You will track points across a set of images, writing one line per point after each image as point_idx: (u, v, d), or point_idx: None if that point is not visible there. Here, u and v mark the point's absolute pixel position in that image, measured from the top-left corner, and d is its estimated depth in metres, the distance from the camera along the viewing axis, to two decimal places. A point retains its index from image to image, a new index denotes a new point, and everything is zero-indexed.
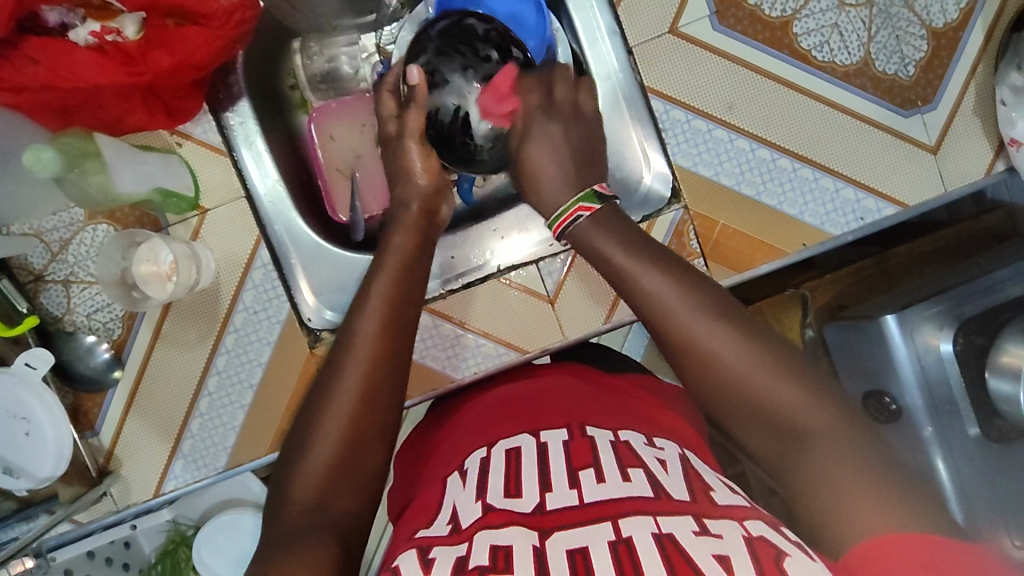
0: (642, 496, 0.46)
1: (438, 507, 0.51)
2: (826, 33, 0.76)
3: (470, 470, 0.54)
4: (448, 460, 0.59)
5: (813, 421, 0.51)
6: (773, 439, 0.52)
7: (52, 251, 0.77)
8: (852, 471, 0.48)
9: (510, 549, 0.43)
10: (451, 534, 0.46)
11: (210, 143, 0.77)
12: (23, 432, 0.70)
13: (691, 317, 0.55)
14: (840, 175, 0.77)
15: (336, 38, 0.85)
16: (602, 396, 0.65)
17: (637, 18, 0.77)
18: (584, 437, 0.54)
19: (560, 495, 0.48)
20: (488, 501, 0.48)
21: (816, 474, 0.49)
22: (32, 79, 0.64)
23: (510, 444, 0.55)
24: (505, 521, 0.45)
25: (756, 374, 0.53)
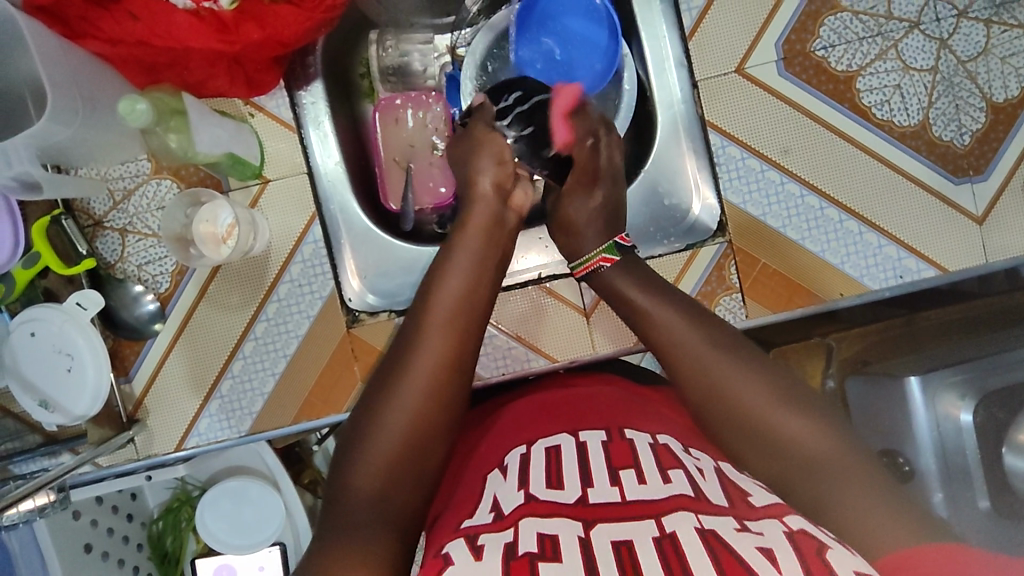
0: (684, 495, 0.51)
1: (481, 498, 0.56)
2: (888, 92, 0.78)
3: (511, 465, 0.59)
4: (486, 462, 0.63)
5: (820, 444, 0.54)
6: (784, 465, 0.54)
7: (115, 200, 0.79)
8: (863, 489, 0.51)
9: (557, 537, 0.47)
10: (495, 521, 0.51)
11: (281, 118, 0.80)
12: (65, 368, 0.72)
13: (694, 346, 0.60)
14: (885, 232, 0.78)
15: (412, 35, 0.88)
16: (634, 403, 0.69)
17: (707, 54, 0.79)
18: (622, 440, 0.59)
19: (602, 490, 0.53)
20: (532, 490, 0.53)
21: (828, 495, 0.51)
22: (128, 33, 0.66)
23: (550, 443, 0.61)
24: (550, 512, 0.50)
25: (761, 400, 0.56)
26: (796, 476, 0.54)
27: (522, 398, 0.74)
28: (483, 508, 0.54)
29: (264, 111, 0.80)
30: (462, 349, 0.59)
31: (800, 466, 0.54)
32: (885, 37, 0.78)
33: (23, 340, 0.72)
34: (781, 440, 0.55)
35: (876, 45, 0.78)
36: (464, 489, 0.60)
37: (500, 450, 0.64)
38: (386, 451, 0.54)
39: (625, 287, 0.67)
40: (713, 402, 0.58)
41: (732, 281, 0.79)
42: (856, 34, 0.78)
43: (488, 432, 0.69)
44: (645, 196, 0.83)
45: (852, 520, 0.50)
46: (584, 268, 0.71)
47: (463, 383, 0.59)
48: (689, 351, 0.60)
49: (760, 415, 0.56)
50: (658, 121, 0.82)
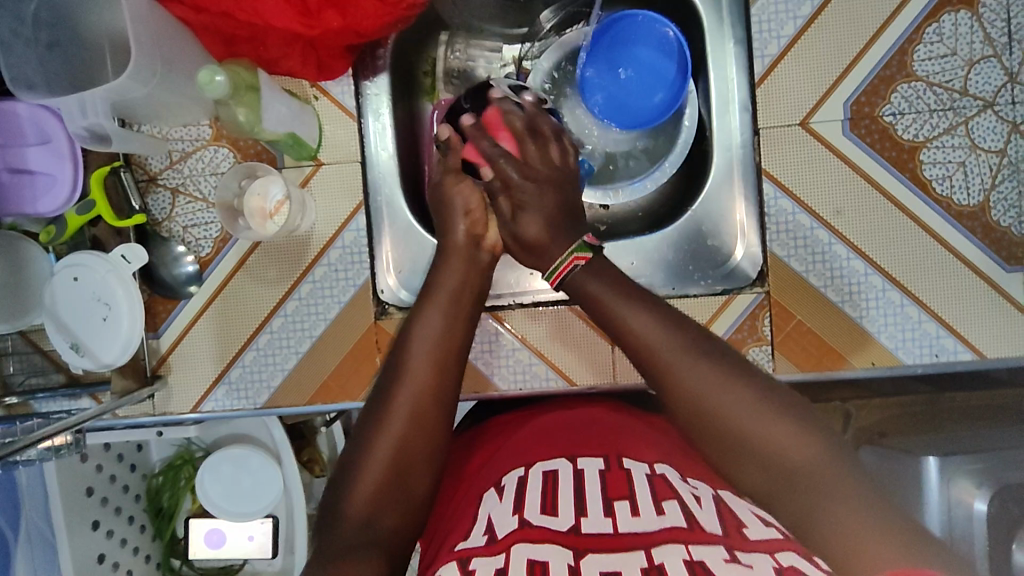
0: (676, 527, 0.53)
1: (474, 520, 0.57)
2: (951, 168, 0.77)
3: (506, 487, 0.60)
4: (481, 487, 0.64)
5: (803, 460, 0.55)
6: (774, 481, 0.56)
7: (172, 160, 0.81)
8: (849, 501, 0.53)
9: (547, 563, 0.48)
10: (486, 545, 0.52)
11: (343, 105, 0.81)
12: (101, 316, 0.74)
13: (682, 363, 0.60)
14: (927, 307, 0.77)
15: (483, 42, 0.88)
16: (639, 429, 0.71)
17: (772, 102, 0.78)
18: (619, 469, 0.61)
19: (595, 521, 0.54)
20: (525, 515, 0.54)
21: (818, 513, 0.53)
22: (214, 4, 0.68)
23: (547, 465, 0.62)
24: (541, 538, 0.51)
25: (751, 418, 0.57)
26: (783, 488, 0.56)
27: (532, 415, 0.75)
28: (476, 530, 0.55)
29: (328, 96, 0.82)
30: (448, 371, 0.64)
31: (781, 481, 0.56)
32: (956, 113, 0.77)
33: (66, 284, 0.74)
34: (767, 456, 0.56)
35: (946, 120, 0.77)
36: (458, 513, 0.61)
37: (499, 472, 0.64)
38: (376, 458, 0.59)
39: (586, 288, 0.67)
40: (694, 419, 0.59)
41: (765, 333, 0.78)
42: (927, 105, 0.77)
43: (497, 451, 0.70)
44: (688, 234, 0.82)
45: (838, 537, 0.52)
46: (561, 271, 0.68)
47: (449, 401, 0.63)
48: (692, 379, 0.59)
49: (746, 431, 0.57)
50: (713, 160, 0.82)
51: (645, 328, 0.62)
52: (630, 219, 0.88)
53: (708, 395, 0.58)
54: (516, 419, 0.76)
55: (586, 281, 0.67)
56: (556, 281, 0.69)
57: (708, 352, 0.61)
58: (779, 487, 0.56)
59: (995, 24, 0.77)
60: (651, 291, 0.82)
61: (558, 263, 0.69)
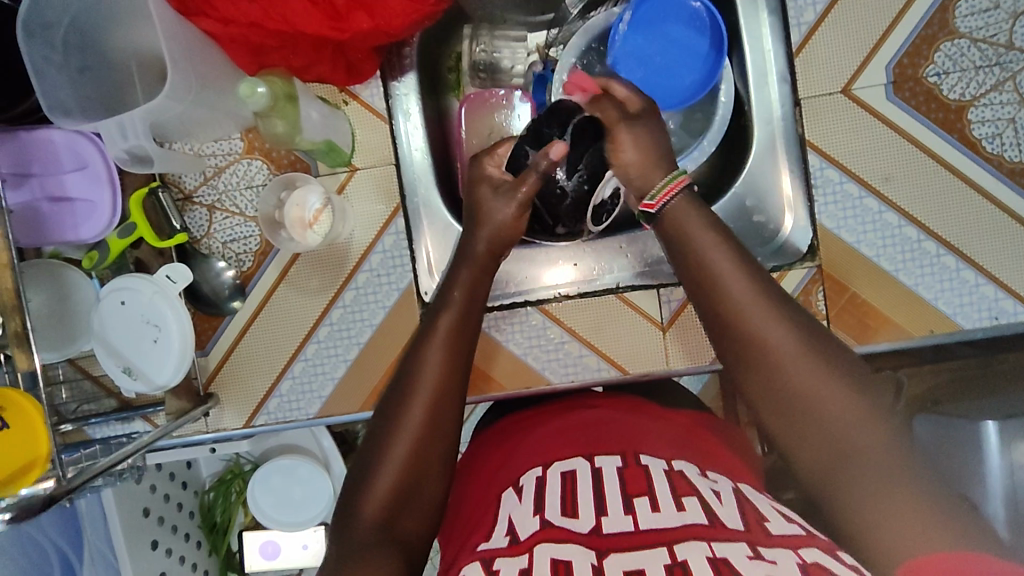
0: (697, 523, 0.50)
1: (496, 519, 0.56)
2: (1001, 125, 0.75)
3: (527, 486, 0.59)
4: (509, 476, 0.63)
5: (854, 426, 0.51)
6: (817, 447, 0.52)
7: (206, 176, 0.80)
8: (901, 489, 0.48)
9: (570, 563, 0.48)
10: (509, 545, 0.51)
11: (373, 107, 0.81)
12: (151, 338, 0.73)
13: (740, 292, 0.56)
14: (983, 269, 0.76)
15: (506, 31, 0.87)
16: (652, 426, 0.69)
17: (811, 72, 0.77)
18: (637, 466, 0.60)
19: (615, 519, 0.53)
20: (546, 517, 0.53)
21: (853, 484, 0.50)
22: (244, 15, 0.67)
23: (566, 465, 0.61)
24: (564, 538, 0.50)
25: (817, 384, 0.52)
26: (826, 455, 0.52)
27: (554, 410, 0.74)
28: (499, 530, 0.54)
29: (358, 100, 0.81)
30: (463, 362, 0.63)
31: (833, 454, 0.51)
32: (1003, 68, 0.75)
33: (113, 308, 0.73)
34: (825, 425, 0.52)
35: (992, 76, 0.75)
36: (481, 511, 0.61)
37: (519, 469, 0.64)
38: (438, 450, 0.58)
39: (676, 222, 0.61)
40: (752, 372, 0.55)
41: (818, 308, 0.77)
42: (973, 62, 0.75)
43: (515, 449, 0.68)
44: (732, 212, 0.80)
45: (882, 529, 0.48)
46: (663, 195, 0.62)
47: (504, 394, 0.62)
48: (768, 331, 0.54)
49: (795, 388, 0.53)
50: (754, 135, 0.79)
51: (725, 270, 0.57)
52: None
53: (776, 352, 0.54)
54: (533, 418, 0.74)
55: (686, 212, 0.60)
56: (659, 203, 0.62)
57: (789, 310, 0.55)
58: (826, 468, 0.52)
59: None
60: None
61: (661, 185, 0.62)
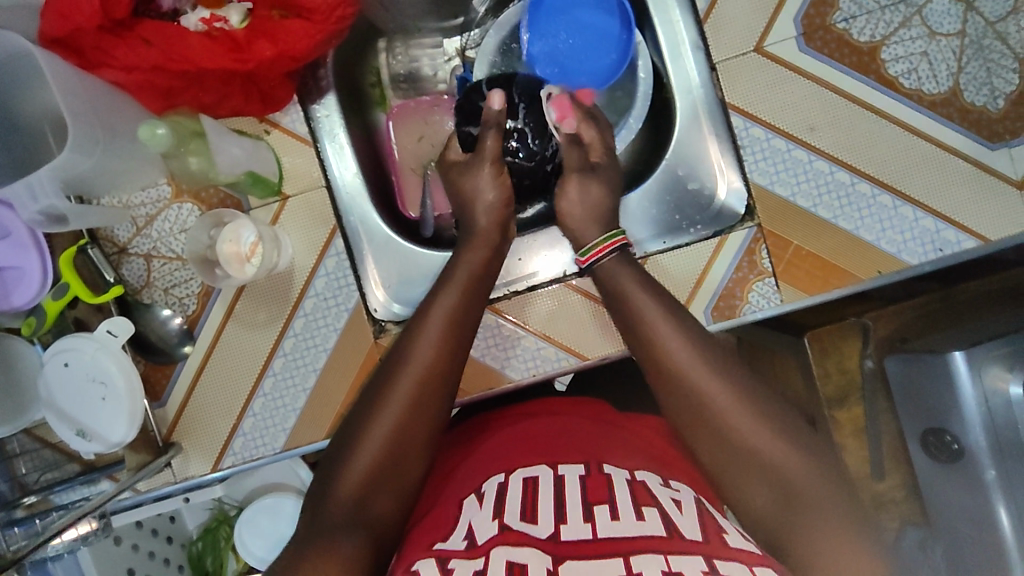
0: (655, 536, 0.51)
1: (453, 524, 0.55)
2: (915, 61, 0.75)
3: (487, 492, 0.58)
4: (468, 482, 0.62)
5: (792, 471, 0.55)
6: (760, 492, 0.55)
7: (138, 226, 0.80)
8: (829, 526, 0.52)
9: (525, 565, 0.47)
10: (467, 548, 0.51)
11: (296, 133, 0.79)
12: (99, 396, 0.72)
13: (693, 362, 0.59)
14: (920, 204, 0.76)
15: (421, 40, 0.88)
16: (614, 436, 0.68)
17: (722, 35, 0.77)
18: (601, 475, 0.59)
19: (574, 527, 0.52)
20: (505, 521, 0.53)
21: (803, 535, 0.52)
22: (145, 59, 0.66)
23: (527, 473, 0.60)
24: (518, 541, 0.50)
25: (758, 436, 0.56)
26: (770, 505, 0.54)
27: (514, 415, 0.73)
28: (456, 534, 0.53)
29: (279, 127, 0.79)
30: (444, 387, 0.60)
31: (776, 501, 0.54)
32: (908, 4, 0.75)
33: (56, 370, 0.72)
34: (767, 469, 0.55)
35: (899, 13, 0.75)
36: (440, 513, 0.58)
37: (479, 475, 0.62)
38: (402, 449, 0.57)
39: (615, 276, 0.67)
40: (702, 431, 0.58)
41: (764, 265, 0.77)
42: (878, 3, 0.76)
43: (477, 455, 0.67)
44: (667, 185, 0.82)
45: None
46: (591, 255, 0.70)
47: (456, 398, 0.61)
48: (712, 394, 0.57)
49: (742, 441, 0.56)
50: (677, 107, 0.81)
51: (674, 347, 0.60)
52: None
53: (722, 412, 0.57)
54: (500, 421, 0.73)
55: (619, 267, 0.68)
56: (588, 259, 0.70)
57: (734, 380, 0.58)
58: (771, 510, 0.54)
59: None
60: (641, 249, 0.80)
61: (597, 242, 0.70)
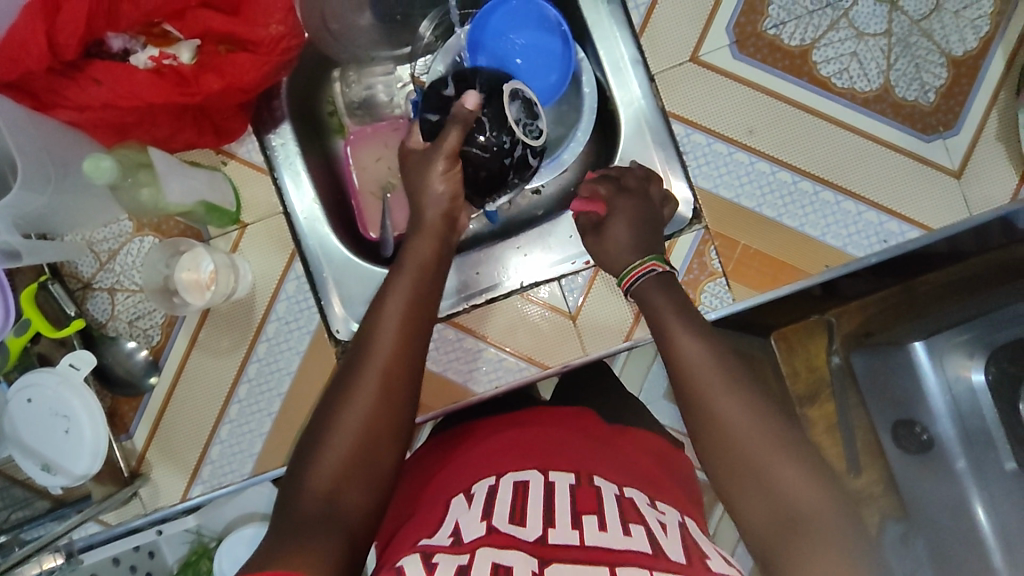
0: (640, 552, 0.46)
1: (440, 521, 0.50)
2: (845, 61, 0.78)
3: (477, 493, 0.52)
4: (452, 485, 0.57)
5: (803, 503, 0.50)
6: (765, 516, 0.51)
7: (101, 261, 0.81)
8: (830, 564, 0.47)
9: (512, 569, 0.43)
10: (451, 544, 0.46)
11: (252, 162, 0.82)
12: (63, 430, 0.73)
13: (711, 373, 0.55)
14: (862, 197, 0.77)
15: (373, 68, 0.90)
16: (606, 448, 0.61)
17: (659, 47, 0.80)
18: (590, 485, 0.53)
19: (562, 533, 0.47)
20: (493, 522, 0.48)
21: (803, 566, 0.48)
22: (95, 99, 0.69)
23: (518, 476, 0.54)
24: (506, 543, 0.45)
25: (772, 454, 0.52)
26: (773, 531, 0.50)
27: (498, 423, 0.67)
28: (442, 531, 0.48)
29: (236, 158, 0.82)
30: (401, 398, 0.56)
31: (779, 526, 0.50)
32: (835, 8, 0.78)
33: (20, 406, 0.73)
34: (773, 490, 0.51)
35: (827, 17, 0.78)
36: (423, 515, 0.53)
37: (465, 481, 0.56)
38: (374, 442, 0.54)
39: (645, 289, 0.64)
40: (718, 451, 0.53)
41: (714, 265, 0.78)
42: (805, 9, 0.79)
43: (461, 463, 0.61)
44: None
45: None
46: (632, 275, 0.66)
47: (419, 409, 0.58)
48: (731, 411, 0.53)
49: (755, 463, 0.52)
50: (621, 119, 0.82)
51: (694, 358, 0.56)
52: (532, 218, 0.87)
53: (736, 427, 0.53)
54: (488, 427, 0.67)
55: (654, 292, 0.63)
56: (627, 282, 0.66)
57: (756, 397, 0.54)
58: (773, 536, 0.50)
59: None
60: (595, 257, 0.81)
61: (637, 264, 0.66)
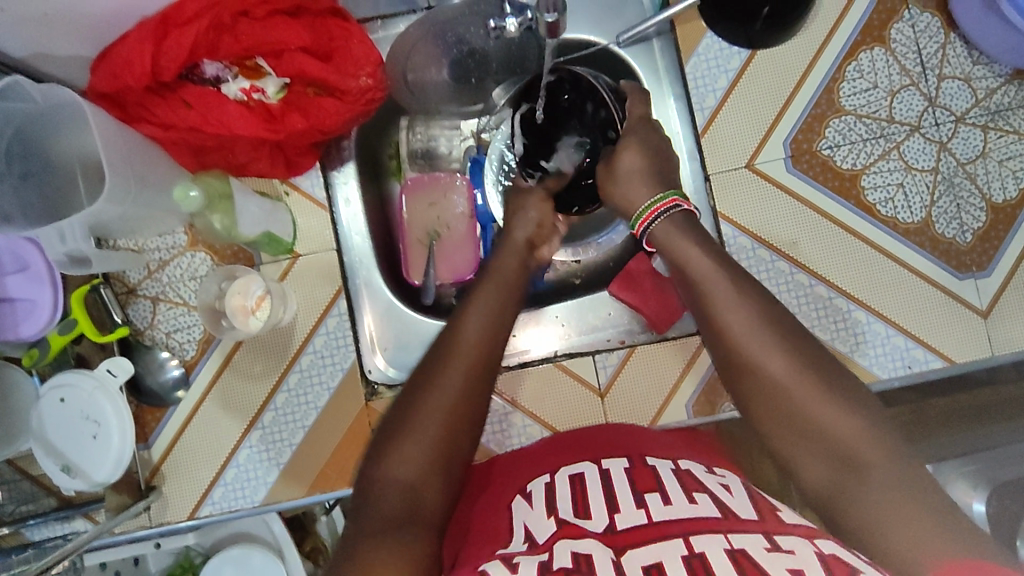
0: (712, 518, 0.49)
1: (507, 529, 0.53)
2: (891, 191, 0.82)
3: (535, 493, 0.57)
4: (508, 490, 0.61)
5: (857, 439, 0.50)
6: (822, 460, 0.51)
7: (150, 270, 0.83)
8: (901, 503, 0.47)
9: (591, 556, 0.45)
10: (529, 547, 0.48)
11: (314, 196, 0.84)
12: (90, 434, 0.73)
13: (744, 326, 0.55)
14: (892, 321, 0.81)
15: (440, 120, 0.93)
16: (653, 442, 0.67)
17: (719, 149, 0.83)
18: (644, 465, 0.59)
19: (628, 515, 0.51)
20: (561, 517, 0.51)
21: (871, 504, 0.48)
22: (183, 121, 0.71)
23: (573, 470, 0.59)
24: (578, 534, 0.48)
25: (825, 404, 0.52)
26: (837, 471, 0.50)
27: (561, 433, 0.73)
28: (516, 539, 0.51)
29: (298, 190, 0.84)
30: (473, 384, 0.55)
31: (850, 479, 0.49)
32: (888, 139, 0.82)
33: (52, 405, 0.74)
34: (831, 451, 0.50)
35: (879, 146, 0.82)
36: (488, 519, 0.57)
37: (522, 480, 0.62)
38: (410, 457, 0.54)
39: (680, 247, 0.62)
40: (767, 404, 0.53)
41: None
42: (860, 136, 0.83)
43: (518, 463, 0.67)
44: None
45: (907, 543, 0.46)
46: (647, 216, 0.65)
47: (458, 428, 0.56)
48: (778, 376, 0.53)
49: (802, 404, 0.52)
50: None
51: (726, 313, 0.56)
52: (567, 286, 0.91)
53: (775, 373, 0.53)
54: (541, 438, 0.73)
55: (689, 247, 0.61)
56: (643, 223, 0.65)
57: (802, 356, 0.54)
58: (839, 478, 0.50)
59: (908, 56, 0.83)
60: (630, 338, 0.85)
61: (648, 207, 0.66)
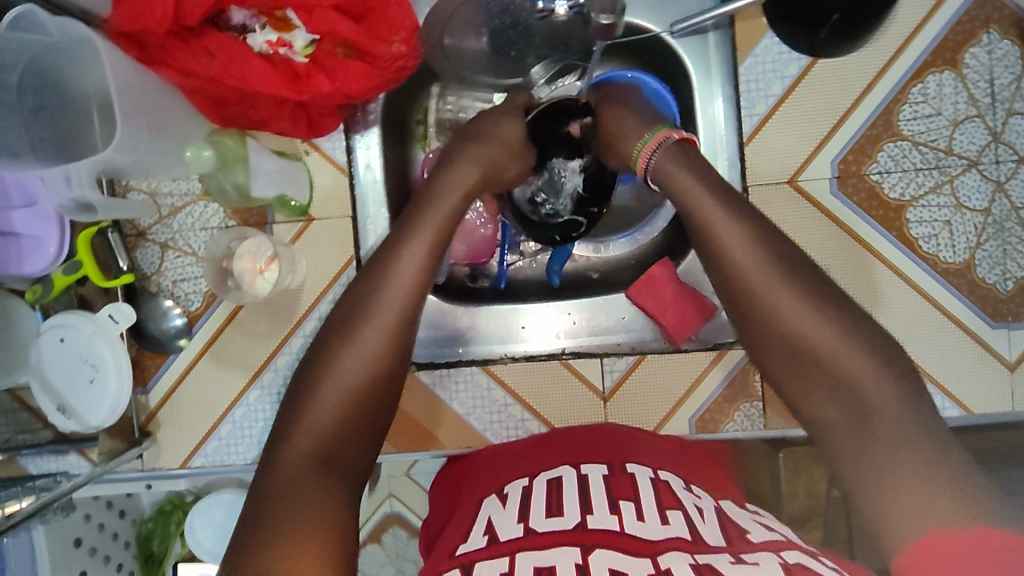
0: (679, 538, 0.48)
1: (472, 522, 0.54)
2: (937, 227, 0.78)
3: (511, 495, 0.56)
4: (487, 484, 0.61)
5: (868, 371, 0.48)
6: (831, 394, 0.49)
7: (161, 214, 0.81)
8: (904, 464, 0.45)
9: (553, 569, 0.45)
10: (487, 547, 0.49)
11: (334, 159, 0.81)
12: (88, 379, 0.73)
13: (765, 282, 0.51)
14: (915, 362, 0.78)
15: (473, 92, 0.88)
16: (639, 439, 0.65)
17: (762, 161, 0.79)
18: (623, 474, 0.57)
19: (599, 518, 0.50)
20: (531, 524, 0.51)
21: (876, 453, 0.46)
22: (203, 69, 0.68)
23: (550, 474, 0.58)
24: (550, 543, 0.48)
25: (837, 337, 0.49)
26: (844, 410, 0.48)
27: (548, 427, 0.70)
28: (476, 530, 0.52)
29: (320, 151, 0.82)
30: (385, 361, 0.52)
31: (855, 417, 0.48)
32: (942, 171, 0.77)
33: (51, 344, 0.73)
34: (835, 387, 0.49)
35: (932, 178, 0.78)
36: (461, 514, 0.58)
37: (505, 474, 0.61)
38: (371, 409, 0.52)
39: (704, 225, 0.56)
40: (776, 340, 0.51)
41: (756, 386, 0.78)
42: (913, 164, 0.78)
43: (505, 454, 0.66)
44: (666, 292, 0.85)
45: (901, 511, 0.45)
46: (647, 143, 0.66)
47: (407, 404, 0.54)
48: (790, 317, 0.50)
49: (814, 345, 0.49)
50: None
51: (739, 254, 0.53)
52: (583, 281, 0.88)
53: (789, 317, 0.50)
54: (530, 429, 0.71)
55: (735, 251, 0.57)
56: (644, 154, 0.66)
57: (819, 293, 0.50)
58: (843, 416, 0.48)
59: (979, 84, 0.77)
60: (642, 346, 0.82)
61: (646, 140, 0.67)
